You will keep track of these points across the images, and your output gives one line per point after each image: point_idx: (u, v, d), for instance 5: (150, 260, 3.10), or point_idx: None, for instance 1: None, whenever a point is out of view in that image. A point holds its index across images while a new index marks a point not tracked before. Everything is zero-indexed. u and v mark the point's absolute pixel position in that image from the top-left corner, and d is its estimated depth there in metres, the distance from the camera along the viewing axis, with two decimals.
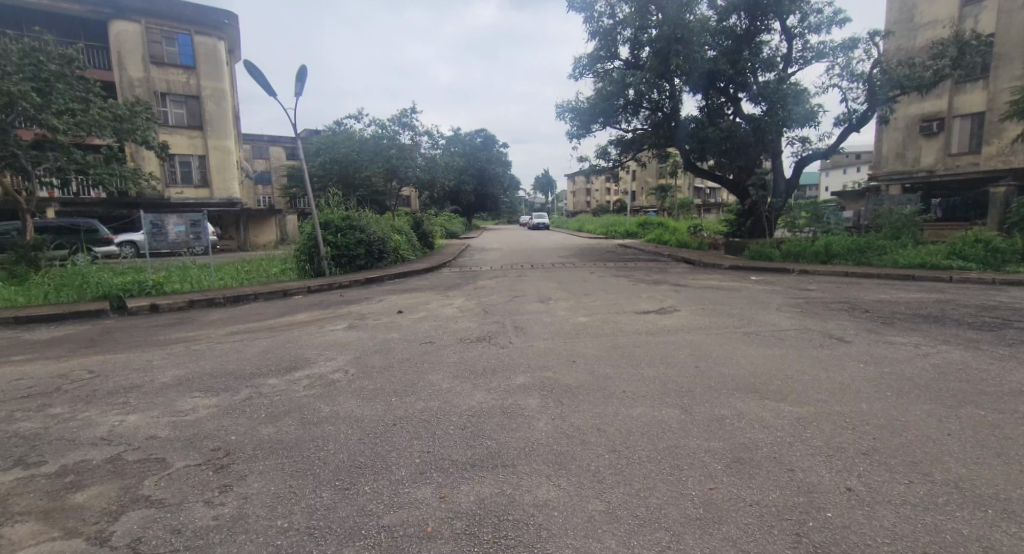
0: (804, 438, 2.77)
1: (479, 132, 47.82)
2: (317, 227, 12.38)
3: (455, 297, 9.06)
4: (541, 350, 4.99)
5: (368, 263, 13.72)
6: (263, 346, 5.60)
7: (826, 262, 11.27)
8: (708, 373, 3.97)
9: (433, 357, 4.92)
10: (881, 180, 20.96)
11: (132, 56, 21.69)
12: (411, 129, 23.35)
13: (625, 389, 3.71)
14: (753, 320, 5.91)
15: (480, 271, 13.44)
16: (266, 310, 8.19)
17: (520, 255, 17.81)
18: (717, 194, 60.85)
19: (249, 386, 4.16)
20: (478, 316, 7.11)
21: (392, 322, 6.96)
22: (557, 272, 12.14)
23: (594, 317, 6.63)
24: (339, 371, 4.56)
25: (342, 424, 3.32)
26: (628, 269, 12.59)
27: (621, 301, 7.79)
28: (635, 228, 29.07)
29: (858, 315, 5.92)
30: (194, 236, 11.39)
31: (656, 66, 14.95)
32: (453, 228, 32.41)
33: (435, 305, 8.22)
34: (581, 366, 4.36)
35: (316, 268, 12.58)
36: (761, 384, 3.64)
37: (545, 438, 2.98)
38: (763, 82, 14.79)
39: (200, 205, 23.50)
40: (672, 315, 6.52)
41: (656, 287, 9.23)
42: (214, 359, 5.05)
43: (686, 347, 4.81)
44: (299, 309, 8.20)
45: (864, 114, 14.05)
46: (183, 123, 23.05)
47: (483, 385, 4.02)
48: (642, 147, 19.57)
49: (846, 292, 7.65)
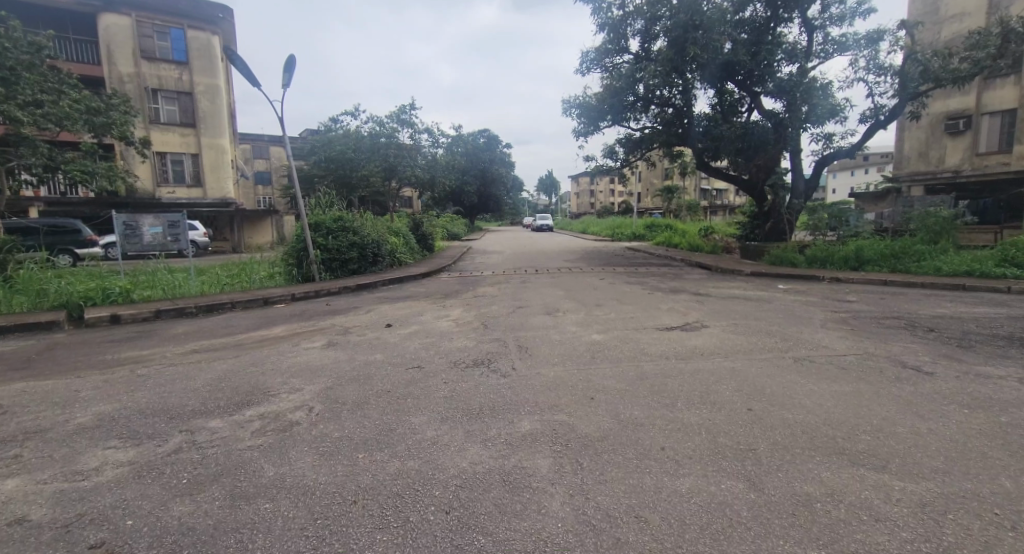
0: (952, 550, 1.84)
1: (483, 131, 46.82)
2: (307, 229, 11.58)
3: (452, 308, 8.19)
4: (551, 381, 4.11)
5: (362, 267, 12.86)
6: (220, 371, 4.75)
7: (857, 269, 10.39)
8: (767, 421, 3.07)
9: (419, 391, 4.03)
10: (902, 180, 20.05)
11: (122, 51, 21.00)
12: (411, 127, 22.51)
13: (664, 446, 2.81)
14: (800, 342, 5.01)
15: (480, 276, 12.58)
16: (242, 322, 7.35)
17: (524, 258, 16.94)
18: (723, 196, 59.74)
19: (183, 432, 3.30)
20: (476, 331, 6.24)
21: (379, 338, 6.10)
22: (564, 278, 11.28)
23: (610, 335, 5.74)
24: (301, 409, 3.68)
25: (284, 501, 2.43)
26: (640, 275, 11.70)
27: (639, 314, 6.90)
28: (642, 230, 28.14)
29: (923, 335, 5.01)
30: (172, 238, 10.56)
31: (669, 59, 14.08)
32: (456, 229, 31.58)
33: (429, 317, 7.33)
34: (602, 406, 3.49)
35: (305, 273, 11.74)
36: (846, 441, 2.75)
37: (561, 534, 2.09)
38: (784, 75, 13.93)
39: (192, 205, 22.76)
40: (700, 333, 5.63)
41: (675, 296, 8.36)
42: (153, 390, 4.18)
43: (728, 379, 3.93)
44: (276, 322, 7.34)
45: (893, 109, 13.14)
46: (175, 120, 22.34)
47: (479, 434, 3.13)
48: (651, 146, 18.75)
49: (894, 306, 6.74)
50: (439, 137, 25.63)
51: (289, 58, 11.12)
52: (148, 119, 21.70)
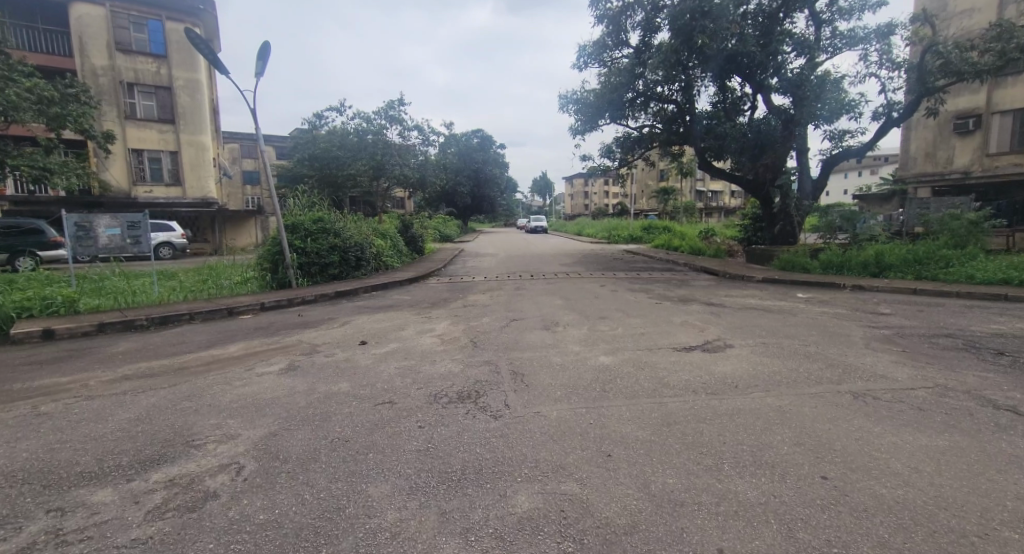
0: None
1: (476, 131, 45.83)
2: (283, 231, 10.67)
3: (438, 320, 7.31)
4: (555, 426, 3.25)
5: (343, 272, 11.94)
6: (142, 409, 3.80)
7: (877, 276, 9.69)
8: (856, 503, 2.21)
9: (386, 441, 3.14)
10: (908, 182, 19.53)
11: (96, 43, 19.96)
12: (398, 123, 21.94)
13: (721, 549, 1.96)
14: (851, 369, 4.16)
15: (472, 281, 11.71)
16: (197, 339, 6.41)
17: (518, 262, 16.07)
18: (720, 197, 58.93)
19: (51, 511, 2.38)
20: (463, 352, 5.34)
21: (349, 361, 5.20)
22: (561, 285, 10.44)
23: (621, 358, 4.86)
24: (224, 472, 2.78)
25: None
26: (644, 281, 10.89)
27: (650, 330, 6.06)
28: (640, 232, 27.42)
29: (995, 362, 4.21)
30: (131, 240, 9.59)
31: (674, 51, 13.26)
32: (448, 231, 30.71)
33: (410, 333, 6.43)
34: (623, 470, 2.62)
35: (280, 279, 10.79)
36: (990, 543, 1.89)
37: None
38: (794, 69, 13.20)
39: (170, 204, 21.70)
40: (725, 355, 4.80)
41: (686, 307, 7.53)
42: (44, 437, 3.25)
43: (780, 425, 3.07)
44: (236, 338, 6.41)
45: (906, 106, 12.43)
46: (152, 116, 21.27)
47: (458, 521, 2.25)
48: (650, 145, 18.08)
49: (939, 320, 5.95)
50: (431, 135, 24.76)
51: (263, 45, 10.21)
52: (124, 114, 20.66)
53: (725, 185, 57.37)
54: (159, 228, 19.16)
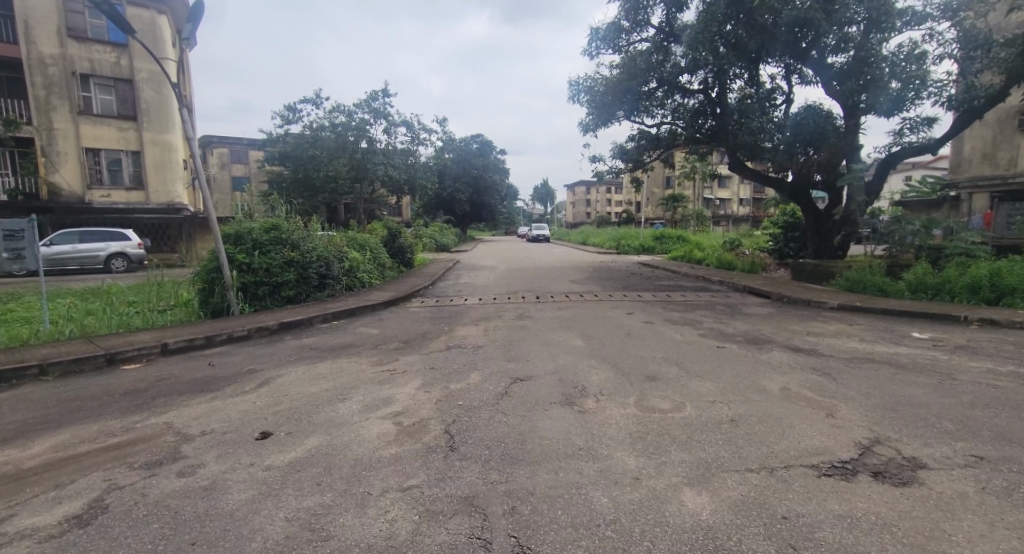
0: None
1: (475, 137, 43.46)
2: (221, 243, 8.30)
3: (404, 376, 4.93)
4: None
5: (303, 294, 9.61)
6: None
7: (994, 302, 7.43)
8: None
9: None
10: (959, 186, 17.38)
11: (45, 29, 17.78)
12: (385, 119, 19.88)
13: None
14: None
15: (462, 305, 9.38)
16: (8, 418, 3.97)
17: (519, 278, 13.77)
18: (727, 204, 56.33)
19: None
20: (430, 472, 2.94)
21: (209, 494, 2.73)
22: (578, 312, 8.11)
23: (731, 503, 2.47)
24: None
25: None
26: (683, 306, 8.55)
27: (748, 412, 3.66)
28: (652, 242, 25.06)
29: None
30: (9, 256, 7.22)
31: (712, 22, 10.96)
32: (445, 239, 28.50)
33: (354, 409, 4.05)
34: None
35: (216, 306, 8.43)
36: None
37: None
38: (858, 46, 10.92)
39: (131, 209, 19.39)
40: (947, 503, 2.38)
41: (770, 358, 5.17)
42: None
43: None
44: (73, 417, 3.99)
45: (997, 90, 10.21)
46: (111, 111, 19.06)
47: None
48: (670, 144, 15.83)
49: None
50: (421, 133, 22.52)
51: (196, 4, 7.90)
52: (77, 109, 18.41)
53: (732, 191, 55.44)
54: (113, 236, 16.82)
